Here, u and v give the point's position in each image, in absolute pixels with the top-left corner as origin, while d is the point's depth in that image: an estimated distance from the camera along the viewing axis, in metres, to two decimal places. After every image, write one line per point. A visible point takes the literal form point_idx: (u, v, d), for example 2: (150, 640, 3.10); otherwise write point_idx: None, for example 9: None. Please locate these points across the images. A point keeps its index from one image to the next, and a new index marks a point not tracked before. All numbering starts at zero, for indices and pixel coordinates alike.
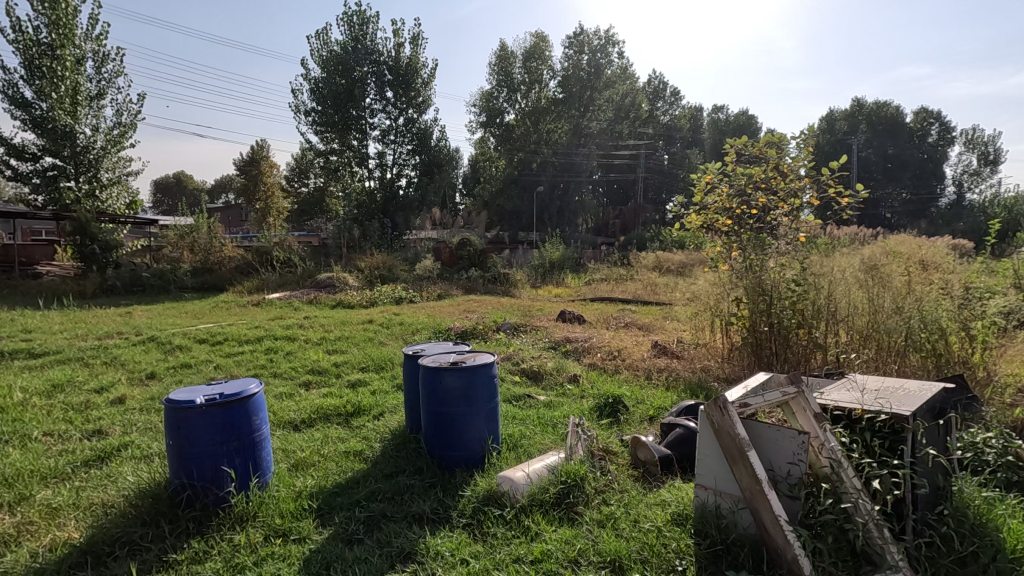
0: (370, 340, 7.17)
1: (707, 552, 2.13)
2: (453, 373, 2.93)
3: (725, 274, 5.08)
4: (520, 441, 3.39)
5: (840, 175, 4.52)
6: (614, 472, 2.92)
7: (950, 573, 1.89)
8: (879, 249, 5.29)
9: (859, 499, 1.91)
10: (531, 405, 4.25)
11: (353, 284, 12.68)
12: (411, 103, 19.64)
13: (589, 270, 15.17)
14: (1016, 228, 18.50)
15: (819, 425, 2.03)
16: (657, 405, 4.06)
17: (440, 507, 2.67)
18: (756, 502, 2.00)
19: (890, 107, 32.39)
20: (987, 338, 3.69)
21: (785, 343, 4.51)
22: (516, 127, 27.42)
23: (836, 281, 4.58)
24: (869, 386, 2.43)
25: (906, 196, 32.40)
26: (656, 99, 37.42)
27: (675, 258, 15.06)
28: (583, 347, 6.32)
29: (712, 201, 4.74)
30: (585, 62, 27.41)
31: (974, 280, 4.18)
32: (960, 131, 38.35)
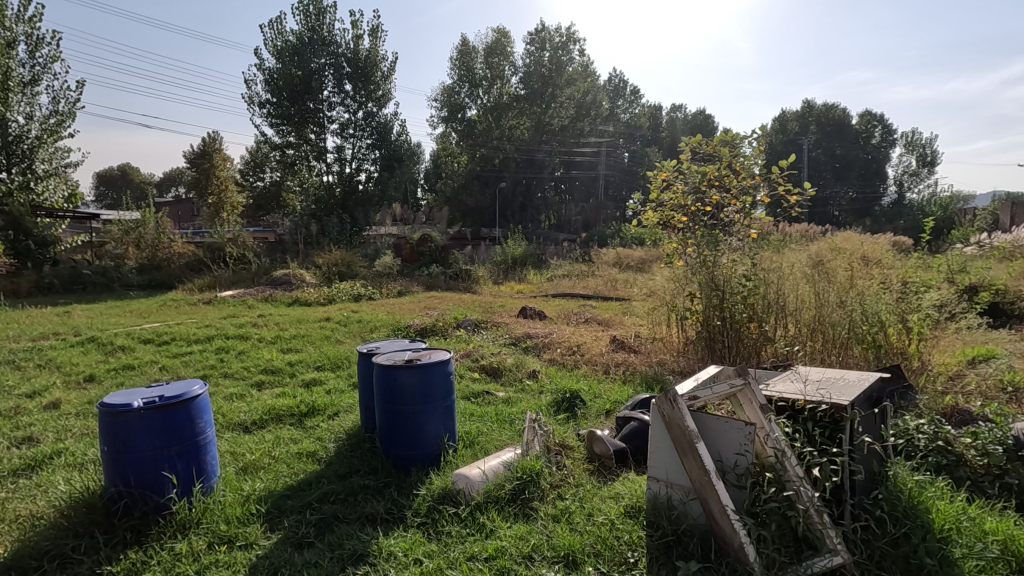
0: (326, 338, 7.00)
1: (658, 543, 2.17)
2: (407, 371, 2.89)
3: (679, 270, 5.18)
4: (477, 438, 3.36)
5: (789, 174, 4.69)
6: (569, 467, 2.94)
7: (883, 555, 1.98)
8: (824, 245, 5.50)
9: (801, 487, 1.96)
10: (490, 402, 4.24)
11: (310, 280, 12.38)
12: (370, 97, 19.30)
13: (551, 266, 15.23)
14: (950, 226, 19.62)
15: (765, 416, 2.07)
16: (613, 399, 4.11)
17: (394, 507, 2.63)
18: (704, 493, 2.04)
19: (838, 108, 33.73)
20: (922, 330, 3.95)
21: (736, 337, 4.62)
22: (478, 122, 27.43)
23: (785, 276, 4.72)
24: (811, 377, 2.52)
25: (852, 195, 33.79)
26: (617, 97, 38.23)
27: (635, 254, 15.27)
28: (542, 342, 6.35)
29: (668, 198, 4.83)
30: (547, 59, 27.54)
31: (911, 275, 4.40)
32: (902, 133, 40.29)
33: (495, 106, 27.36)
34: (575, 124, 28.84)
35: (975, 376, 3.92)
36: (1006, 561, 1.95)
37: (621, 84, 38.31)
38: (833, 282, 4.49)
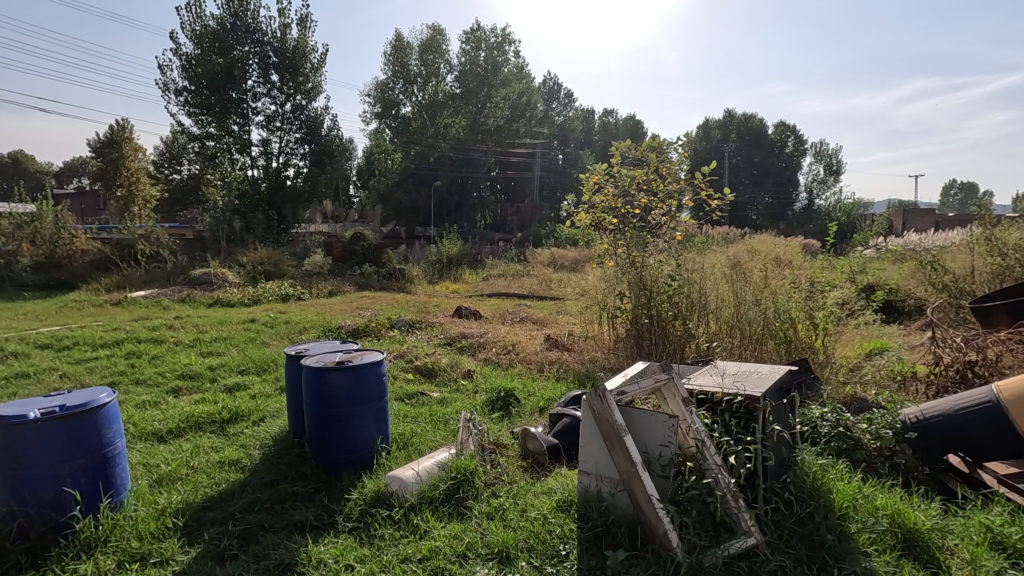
0: (251, 340, 6.67)
1: (589, 535, 2.24)
2: (339, 373, 2.82)
3: (610, 269, 5.34)
4: (411, 439, 3.33)
5: (710, 180, 4.98)
6: (503, 464, 2.98)
7: (790, 534, 2.15)
8: (742, 247, 5.85)
9: (719, 474, 2.08)
10: (424, 403, 4.19)
11: (233, 279, 11.75)
12: (299, 89, 18.56)
13: (487, 266, 15.26)
14: (851, 230, 21.43)
15: (687, 409, 2.19)
16: (547, 397, 4.19)
17: (324, 513, 2.56)
18: (631, 484, 2.13)
19: (756, 118, 35.95)
20: (827, 326, 4.28)
21: (663, 334, 4.82)
22: (413, 120, 27.21)
23: (707, 276, 4.97)
24: (728, 371, 2.70)
25: (768, 200, 36.11)
26: (551, 100, 39.26)
27: (569, 254, 15.58)
28: (477, 342, 6.37)
29: (599, 200, 4.98)
30: (482, 58, 27.95)
31: (817, 275, 4.78)
32: (812, 144, 43.46)
33: (431, 104, 27.29)
34: (510, 124, 29.06)
35: (871, 367, 4.32)
36: (894, 532, 2.18)
37: (555, 87, 39.33)
38: (750, 282, 4.79)
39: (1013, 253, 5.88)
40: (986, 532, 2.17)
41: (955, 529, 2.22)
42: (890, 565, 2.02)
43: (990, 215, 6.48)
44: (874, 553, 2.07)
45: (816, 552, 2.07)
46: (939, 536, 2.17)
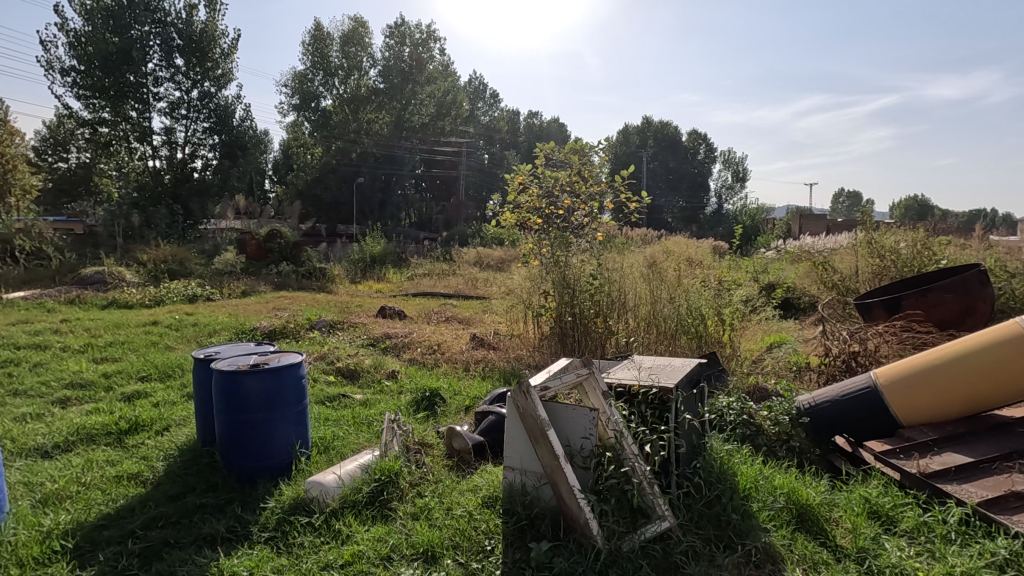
0: (153, 345, 6.17)
1: (514, 529, 2.28)
2: (253, 377, 2.68)
3: (534, 268, 5.45)
4: (332, 443, 3.23)
5: (629, 184, 5.24)
6: (428, 464, 2.97)
7: (700, 515, 2.30)
8: (659, 247, 6.14)
9: (636, 463, 2.19)
10: (346, 405, 4.08)
11: (132, 279, 10.82)
12: (207, 75, 17.35)
13: (412, 265, 15.03)
14: (755, 233, 23.07)
15: (607, 402, 2.28)
16: (472, 396, 4.20)
17: (237, 524, 2.42)
18: (554, 477, 2.19)
19: (671, 126, 37.83)
20: (733, 322, 4.60)
21: (584, 332, 4.98)
22: (334, 114, 26.32)
23: (626, 276, 5.18)
24: (645, 364, 2.84)
25: (682, 204, 38.16)
26: (477, 99, 39.32)
27: (495, 254, 15.64)
28: (402, 342, 6.26)
29: (524, 200, 5.12)
30: (406, 54, 27.69)
31: (725, 275, 5.14)
32: (722, 152, 46.31)
33: (353, 98, 26.57)
34: (435, 122, 28.79)
35: (772, 359, 4.70)
36: (790, 508, 2.39)
37: (480, 87, 39.42)
38: (665, 281, 5.04)
39: (888, 255, 6.60)
40: (865, 502, 2.42)
41: (840, 501, 2.47)
42: (786, 538, 2.22)
43: (871, 221, 7.22)
44: (773, 528, 2.26)
45: (722, 531, 2.23)
46: (827, 509, 2.41)
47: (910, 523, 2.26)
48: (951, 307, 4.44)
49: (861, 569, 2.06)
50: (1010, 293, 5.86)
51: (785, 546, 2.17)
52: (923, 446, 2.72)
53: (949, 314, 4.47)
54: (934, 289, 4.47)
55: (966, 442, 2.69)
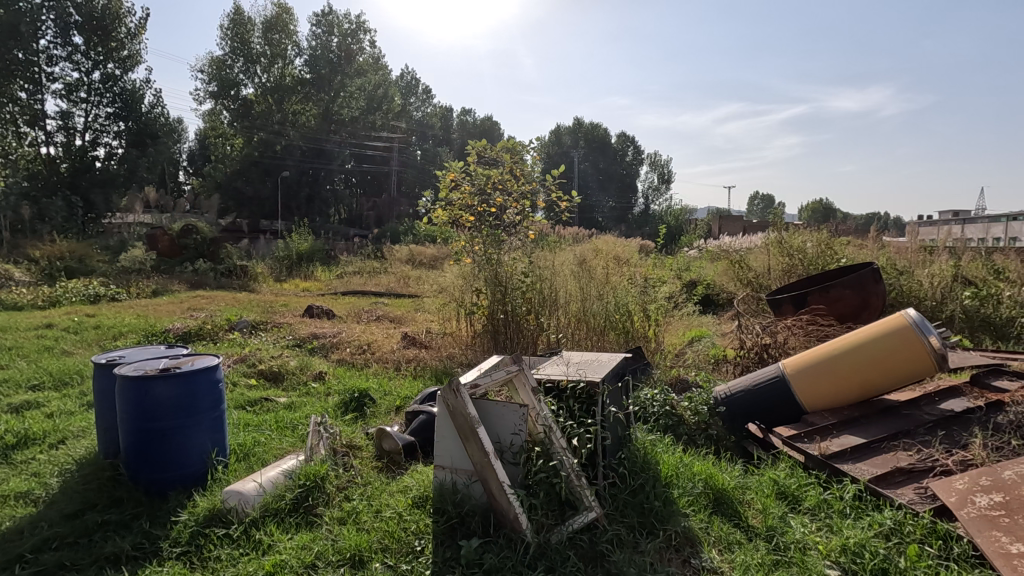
0: (47, 350, 5.61)
1: (444, 528, 2.26)
2: (163, 383, 2.51)
3: (466, 266, 5.42)
4: (253, 449, 3.08)
5: (559, 183, 5.34)
6: (357, 467, 2.89)
7: (624, 504, 2.39)
8: (589, 246, 6.30)
9: (564, 457, 2.24)
10: (269, 409, 3.89)
11: (22, 278, 9.80)
12: (110, 56, 15.97)
13: (341, 263, 14.58)
14: (679, 233, 24.21)
15: (536, 398, 2.31)
16: (404, 395, 4.13)
17: (145, 541, 2.26)
18: (484, 474, 2.20)
19: (601, 128, 38.90)
20: (658, 317, 4.81)
21: (517, 330, 5.02)
22: (256, 103, 25.14)
23: (557, 274, 5.27)
24: (573, 360, 2.91)
25: (612, 204, 39.33)
26: (408, 94, 38.71)
27: (428, 251, 15.46)
28: (330, 342, 6.07)
29: (456, 198, 5.09)
30: (334, 45, 27.18)
31: (650, 273, 5.36)
32: (648, 154, 48.11)
33: (277, 88, 25.20)
34: (366, 116, 28.01)
35: (692, 353, 4.95)
36: (707, 493, 2.52)
37: (413, 82, 38.85)
38: (594, 278, 5.18)
39: (796, 254, 7.12)
40: (774, 485, 2.61)
41: (752, 484, 2.64)
42: (703, 521, 2.35)
43: (781, 222, 7.77)
44: (692, 513, 2.39)
45: (645, 517, 2.33)
46: (740, 492, 2.57)
47: (813, 501, 2.45)
48: (850, 302, 4.85)
49: (770, 546, 2.21)
50: (898, 288, 6.50)
51: (702, 529, 2.30)
52: (823, 430, 2.96)
53: (847, 309, 4.88)
54: (836, 286, 4.86)
55: (860, 425, 2.95)
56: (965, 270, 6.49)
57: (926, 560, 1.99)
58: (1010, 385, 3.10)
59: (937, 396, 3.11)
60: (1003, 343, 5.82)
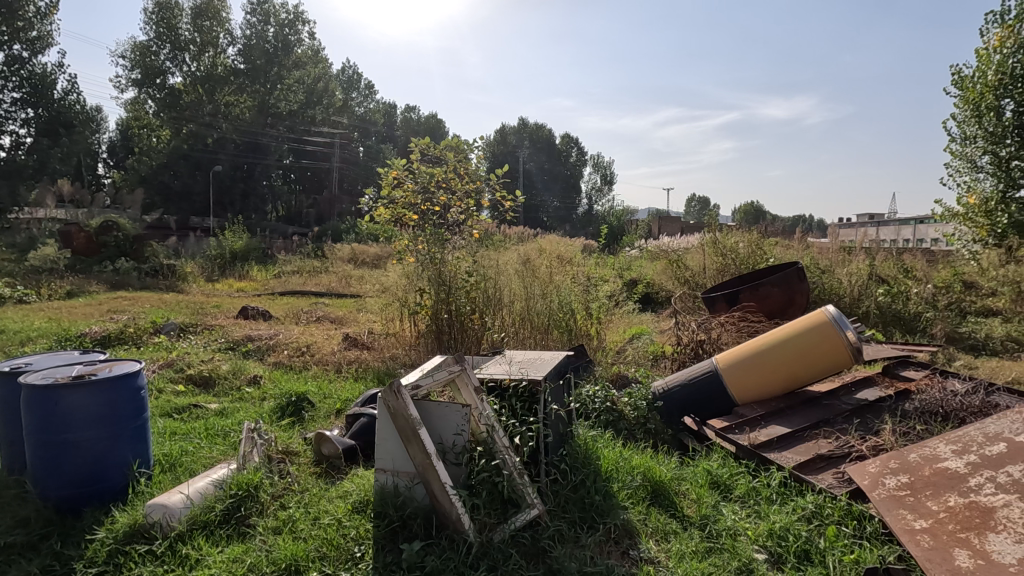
0: None
1: (384, 532, 2.21)
2: (75, 392, 2.33)
3: (409, 265, 5.34)
4: (179, 459, 2.92)
5: (503, 182, 5.35)
6: (294, 473, 2.79)
7: (566, 499, 2.42)
8: (533, 245, 6.36)
9: (506, 455, 2.24)
10: (198, 416, 3.69)
11: None
12: (17, 36, 14.72)
13: (279, 262, 14.02)
14: (620, 233, 24.83)
15: (478, 397, 2.30)
16: (344, 398, 4.03)
17: (55, 563, 2.09)
18: (426, 476, 2.17)
19: (545, 129, 39.32)
20: (599, 316, 4.94)
21: (461, 330, 5.00)
22: (185, 93, 23.83)
23: (502, 273, 5.28)
24: (516, 358, 2.93)
25: (556, 204, 39.80)
26: (350, 89, 37.78)
27: (371, 250, 15.13)
28: (266, 345, 5.83)
29: (399, 196, 5.02)
30: (271, 34, 25.93)
31: (592, 273, 5.48)
32: (591, 156, 49.00)
33: (207, 78, 24.09)
34: (304, 110, 27.05)
35: (632, 350, 5.10)
36: (646, 486, 2.60)
37: (354, 77, 37.93)
38: (538, 277, 5.22)
39: (729, 254, 7.47)
40: (708, 475, 2.72)
41: (687, 476, 2.74)
42: (641, 513, 2.42)
43: (715, 224, 8.13)
44: (631, 505, 2.46)
45: (586, 512, 2.38)
46: (676, 484, 2.66)
47: (742, 489, 2.58)
48: (777, 299, 5.13)
49: (704, 535, 2.30)
50: (820, 286, 6.95)
51: (640, 520, 2.37)
52: (753, 421, 3.12)
53: (775, 306, 5.16)
54: (765, 284, 5.13)
55: (785, 415, 3.13)
56: (879, 269, 7.01)
57: (843, 540, 2.14)
58: (915, 374, 3.39)
59: (853, 386, 3.34)
60: (910, 336, 6.34)
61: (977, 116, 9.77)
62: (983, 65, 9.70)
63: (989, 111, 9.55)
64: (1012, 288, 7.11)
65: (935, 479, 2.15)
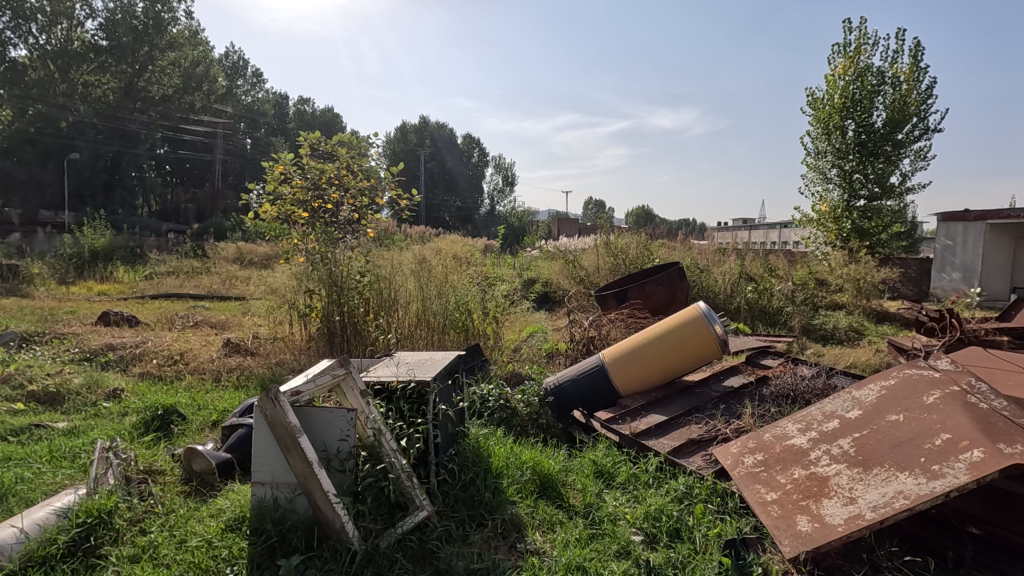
0: None
1: (261, 550, 2.07)
2: None
3: (297, 265, 5.06)
4: (14, 488, 2.55)
5: (399, 181, 5.25)
6: (157, 494, 2.54)
7: (455, 498, 2.43)
8: (431, 245, 6.28)
9: (394, 459, 2.20)
10: (40, 438, 3.23)
11: None
12: None
13: (151, 262, 12.70)
14: (522, 233, 25.37)
15: (365, 400, 2.23)
16: (221, 409, 3.73)
17: None
18: (308, 485, 2.06)
19: (446, 128, 39.12)
20: (495, 314, 5.03)
21: (353, 331, 4.81)
22: (30, 68, 20.89)
23: (398, 271, 5.15)
24: (407, 360, 2.90)
25: (459, 204, 39.44)
26: (235, 76, 35.14)
27: (260, 250, 14.16)
28: (132, 353, 5.26)
29: (286, 192, 4.73)
30: (139, 11, 23.02)
31: (489, 273, 5.56)
32: (494, 158, 49.25)
33: (60, 53, 21.18)
34: (180, 96, 24.60)
35: (527, 348, 5.23)
36: (535, 479, 2.67)
37: (240, 63, 35.27)
38: (434, 276, 5.17)
39: (620, 254, 7.95)
40: (593, 465, 2.86)
41: (574, 467, 2.87)
42: (529, 506, 2.49)
43: (607, 226, 8.57)
44: (519, 500, 2.52)
45: (474, 509, 2.40)
46: (563, 475, 2.77)
47: (624, 476, 2.73)
48: (661, 296, 5.51)
49: (587, 522, 2.41)
50: (698, 284, 7.57)
51: (528, 514, 2.43)
52: (635, 411, 3.32)
53: (659, 303, 5.53)
54: (650, 282, 5.49)
55: (663, 404, 3.37)
56: (748, 269, 7.72)
57: (708, 516, 2.34)
58: (772, 363, 3.79)
59: (720, 375, 3.66)
60: (772, 328, 7.10)
61: (827, 134, 11.15)
62: (830, 89, 11.07)
63: (837, 130, 10.98)
64: (853, 284, 8.16)
65: (783, 455, 2.40)
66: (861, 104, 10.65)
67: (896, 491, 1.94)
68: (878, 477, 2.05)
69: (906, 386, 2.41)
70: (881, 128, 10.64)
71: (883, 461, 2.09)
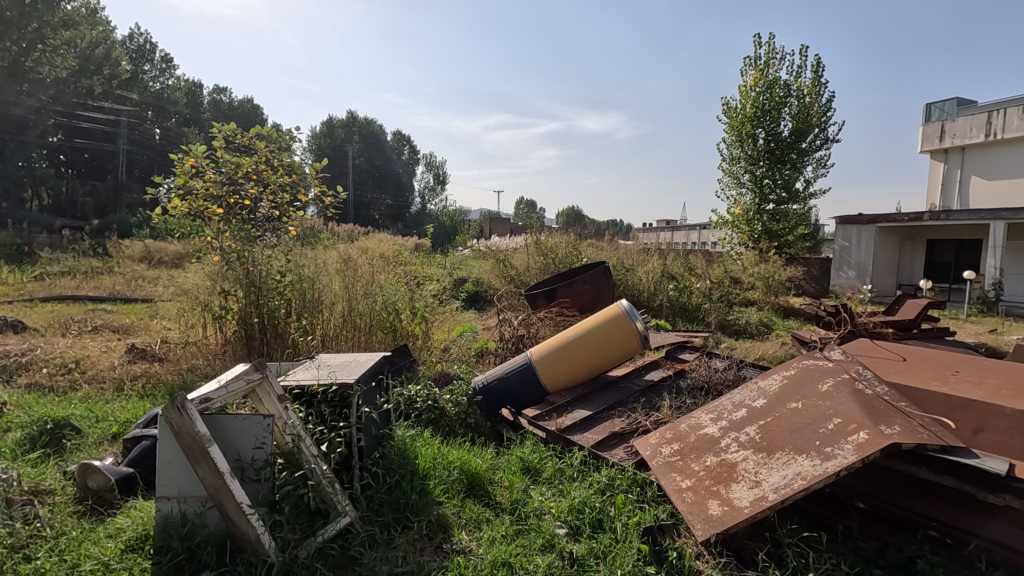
0: None
1: (167, 568, 1.94)
2: None
3: (211, 265, 4.76)
4: None
5: (324, 177, 5.05)
6: (44, 516, 2.31)
7: (379, 502, 2.39)
8: (357, 244, 6.08)
9: (315, 464, 2.13)
10: None
11: None
12: None
13: (42, 262, 11.50)
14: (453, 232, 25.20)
15: (283, 405, 2.14)
16: (123, 420, 3.45)
17: None
18: (219, 497, 1.95)
19: (373, 124, 37.82)
20: (423, 314, 5.00)
21: (273, 333, 4.60)
22: None
23: (322, 271, 4.96)
24: (328, 363, 2.81)
25: (389, 203, 38.59)
26: (141, 60, 32.50)
27: (170, 248, 13.20)
28: (16, 363, 4.74)
29: (198, 187, 4.40)
30: None
31: (418, 272, 5.50)
32: (425, 156, 48.60)
33: None
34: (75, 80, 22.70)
35: (456, 348, 5.22)
36: (462, 479, 2.67)
37: (146, 46, 32.65)
38: (360, 276, 5.04)
39: (550, 254, 8.10)
40: (520, 461, 2.90)
41: (502, 464, 2.89)
42: (456, 506, 2.48)
43: (537, 226, 8.68)
44: (446, 500, 2.51)
45: (399, 512, 2.37)
46: (491, 473, 2.78)
47: (549, 470, 2.79)
48: (587, 295, 5.67)
49: (513, 518, 2.44)
50: (623, 283, 7.84)
51: (455, 514, 2.42)
52: (561, 407, 3.40)
53: (586, 301, 5.68)
54: (577, 281, 5.64)
55: (587, 399, 3.47)
56: (669, 268, 8.08)
57: (628, 506, 2.44)
58: (688, 357, 3.99)
59: (641, 370, 3.81)
60: (691, 324, 7.48)
61: (740, 141, 11.89)
62: (743, 99, 11.81)
63: (749, 137, 11.73)
64: (763, 283, 8.76)
65: (697, 443, 2.54)
66: (770, 114, 11.44)
67: (795, 473, 2.10)
68: (779, 460, 2.21)
69: (805, 375, 2.62)
70: (788, 137, 11.46)
71: (785, 446, 2.26)
